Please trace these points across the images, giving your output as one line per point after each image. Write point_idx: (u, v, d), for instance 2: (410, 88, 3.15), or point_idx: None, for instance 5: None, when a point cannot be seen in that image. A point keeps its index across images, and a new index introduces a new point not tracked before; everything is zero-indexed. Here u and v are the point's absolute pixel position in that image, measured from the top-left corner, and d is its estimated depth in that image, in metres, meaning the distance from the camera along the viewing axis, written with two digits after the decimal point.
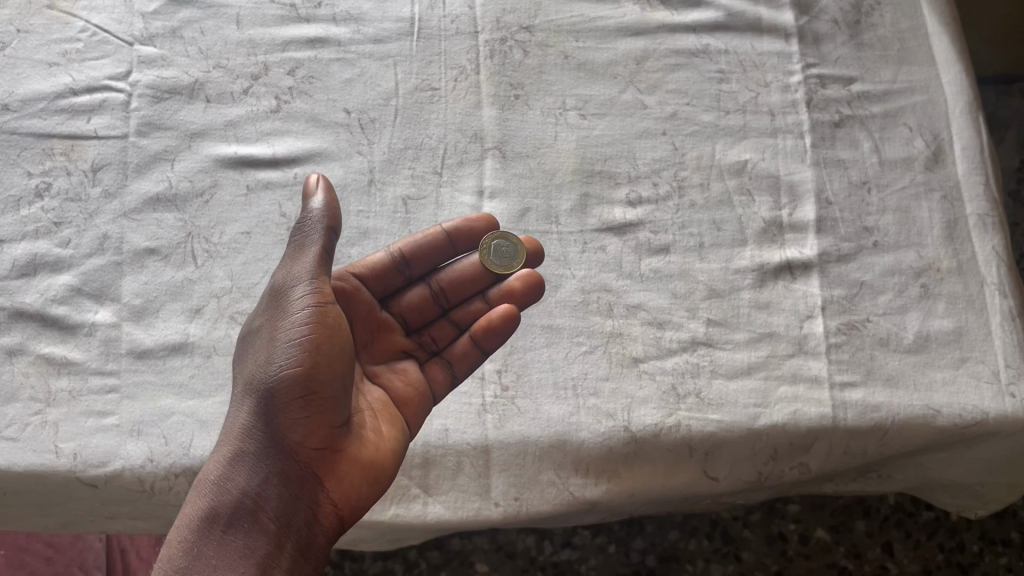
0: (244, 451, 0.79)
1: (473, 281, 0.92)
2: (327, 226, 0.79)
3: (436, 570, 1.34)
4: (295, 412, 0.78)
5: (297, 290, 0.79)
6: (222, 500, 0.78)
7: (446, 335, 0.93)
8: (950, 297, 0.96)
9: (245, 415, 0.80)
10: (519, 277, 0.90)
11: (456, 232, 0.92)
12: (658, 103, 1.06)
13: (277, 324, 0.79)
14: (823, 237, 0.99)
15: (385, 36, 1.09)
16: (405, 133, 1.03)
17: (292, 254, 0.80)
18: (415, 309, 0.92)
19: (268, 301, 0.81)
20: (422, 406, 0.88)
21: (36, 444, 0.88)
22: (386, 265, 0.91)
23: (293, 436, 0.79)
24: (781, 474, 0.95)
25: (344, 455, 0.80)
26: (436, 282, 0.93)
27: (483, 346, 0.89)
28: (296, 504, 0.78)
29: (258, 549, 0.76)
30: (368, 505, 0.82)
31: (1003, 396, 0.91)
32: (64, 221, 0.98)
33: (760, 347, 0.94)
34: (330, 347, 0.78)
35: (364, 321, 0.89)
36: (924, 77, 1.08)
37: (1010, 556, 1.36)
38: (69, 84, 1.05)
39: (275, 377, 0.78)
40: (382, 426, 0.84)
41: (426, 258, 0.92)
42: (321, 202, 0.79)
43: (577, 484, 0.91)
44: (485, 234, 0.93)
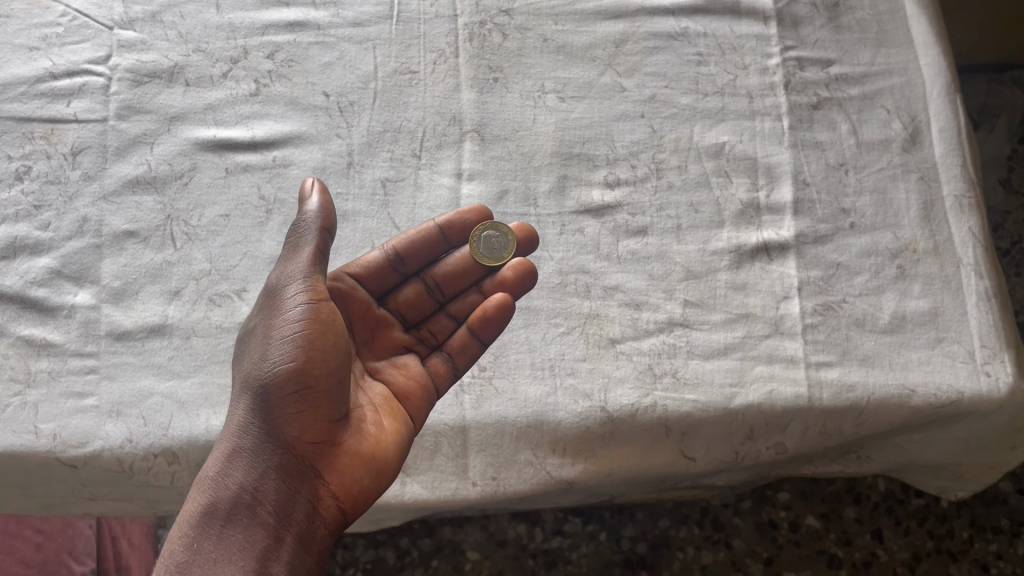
0: (243, 446, 0.79)
1: (467, 273, 0.93)
2: (321, 228, 0.80)
3: (427, 557, 1.35)
4: (292, 405, 0.78)
5: (290, 287, 0.79)
6: (219, 496, 0.77)
7: (444, 328, 0.93)
8: (926, 278, 0.96)
9: (243, 412, 0.80)
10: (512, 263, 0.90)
11: (447, 226, 0.92)
12: (636, 86, 1.07)
13: (271, 322, 0.79)
14: (800, 218, 1.00)
15: (364, 20, 1.09)
16: (383, 117, 1.04)
17: (286, 255, 0.81)
18: (412, 304, 0.93)
19: (263, 301, 0.82)
20: (424, 399, 0.87)
21: (16, 425, 0.88)
22: (382, 263, 0.91)
23: (291, 431, 0.78)
24: (758, 454, 0.96)
25: (343, 448, 0.80)
26: (431, 276, 0.93)
27: (480, 336, 0.88)
28: (295, 498, 0.78)
29: (257, 542, 0.76)
30: (369, 499, 0.81)
31: (978, 375, 0.91)
32: (44, 204, 0.98)
33: (736, 327, 0.94)
34: (324, 342, 0.79)
35: (361, 319, 0.90)
36: (902, 60, 1.08)
37: (999, 543, 1.36)
38: (49, 68, 1.06)
39: (270, 373, 0.78)
40: (385, 421, 0.84)
41: (419, 255, 0.92)
42: (316, 204, 0.80)
43: (554, 464, 0.92)
44: (477, 226, 0.93)
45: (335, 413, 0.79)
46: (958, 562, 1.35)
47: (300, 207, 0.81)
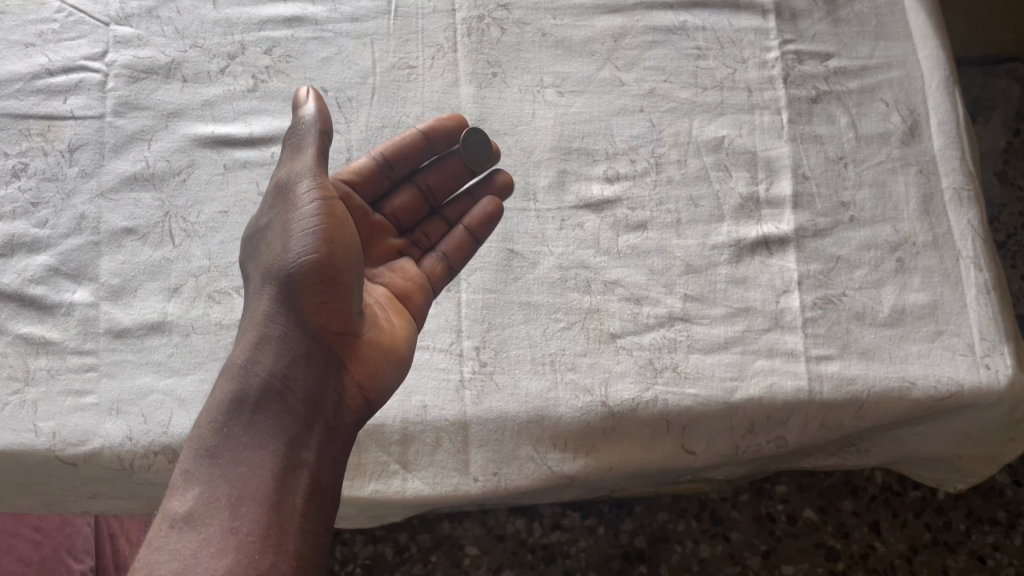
0: (268, 334, 0.78)
1: (455, 178, 0.96)
2: (320, 131, 0.78)
3: (428, 552, 1.35)
4: (317, 295, 0.77)
5: (303, 183, 0.78)
6: (248, 382, 0.76)
7: (436, 231, 0.96)
8: (925, 270, 0.96)
9: (268, 299, 0.78)
10: (486, 155, 0.95)
11: (430, 131, 0.92)
12: (635, 80, 1.06)
13: (287, 216, 0.78)
14: (799, 212, 1.00)
15: (362, 15, 1.09)
16: (382, 112, 1.03)
17: (287, 157, 0.80)
18: (407, 208, 0.94)
19: (272, 200, 0.80)
20: (425, 298, 0.90)
21: (15, 423, 0.88)
22: (373, 171, 0.91)
23: (317, 321, 0.78)
24: (759, 448, 0.96)
25: (364, 340, 0.81)
26: (423, 181, 0.95)
27: (477, 232, 0.94)
28: (322, 387, 0.78)
29: (287, 428, 0.75)
30: (386, 391, 0.83)
31: (977, 368, 0.92)
32: (42, 201, 0.98)
33: (736, 322, 0.94)
34: (343, 233, 0.78)
35: (359, 222, 0.90)
36: (901, 53, 1.08)
37: (996, 534, 1.37)
38: (45, 65, 1.05)
39: (293, 263, 0.76)
40: (394, 318, 0.86)
41: (408, 160, 0.93)
42: (313, 109, 0.79)
43: (555, 458, 0.92)
44: (459, 131, 0.94)
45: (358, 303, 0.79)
46: (956, 554, 1.36)
47: (296, 111, 0.80)
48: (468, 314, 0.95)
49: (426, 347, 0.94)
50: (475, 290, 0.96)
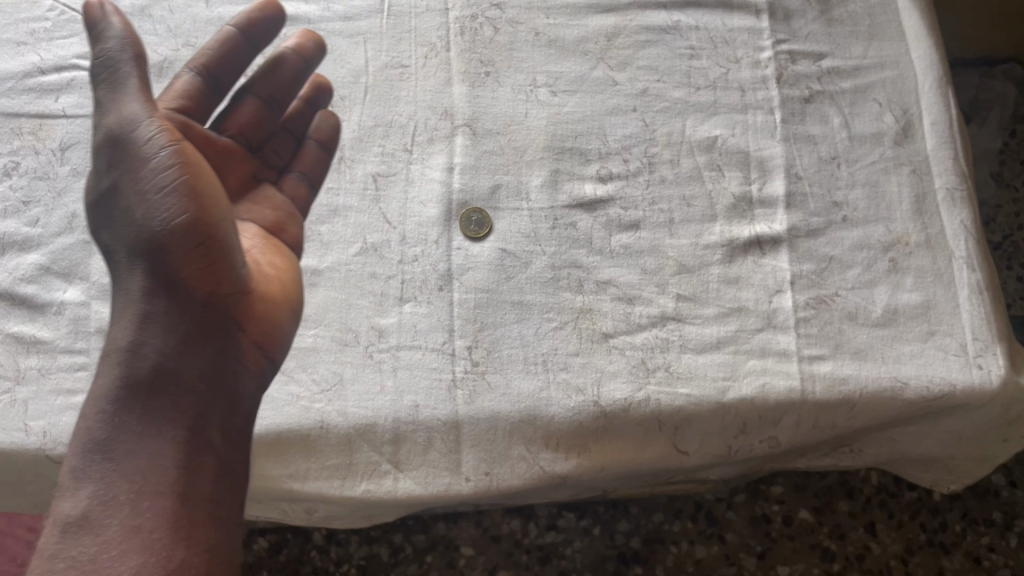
0: (149, 311, 0.72)
1: (290, 80, 0.89)
2: (133, 53, 0.72)
3: (422, 553, 1.35)
4: (197, 259, 0.71)
5: (142, 127, 0.70)
6: (136, 367, 0.71)
7: (283, 146, 0.92)
8: (918, 270, 0.96)
9: (145, 271, 0.73)
10: (315, 49, 0.90)
11: (247, 27, 0.83)
12: (628, 80, 1.06)
13: (137, 169, 0.71)
14: (792, 212, 0.99)
15: (355, 14, 1.08)
16: (375, 111, 1.03)
17: (110, 97, 0.71)
18: (254, 124, 0.87)
19: (109, 154, 0.72)
20: (295, 223, 0.89)
21: (5, 422, 0.88)
22: (204, 91, 0.82)
23: (202, 287, 0.73)
24: (751, 448, 0.96)
25: (255, 296, 0.78)
26: (259, 89, 0.87)
27: (326, 144, 0.95)
28: (220, 359, 0.74)
29: (186, 411, 0.71)
30: (286, 339, 0.82)
31: (970, 368, 0.91)
32: (33, 200, 0.98)
33: (729, 322, 0.94)
34: (209, 181, 0.72)
35: (208, 152, 0.82)
36: (894, 53, 1.08)
37: (992, 535, 1.37)
38: (37, 63, 1.05)
39: (160, 231, 0.70)
40: (275, 258, 0.84)
41: (231, 65, 0.83)
42: (119, 26, 0.71)
43: (547, 458, 0.92)
44: (279, 21, 0.85)
45: (243, 258, 0.76)
46: (952, 554, 1.36)
47: (98, 35, 0.71)
48: (461, 313, 0.94)
49: (419, 346, 0.93)
50: (467, 289, 0.95)
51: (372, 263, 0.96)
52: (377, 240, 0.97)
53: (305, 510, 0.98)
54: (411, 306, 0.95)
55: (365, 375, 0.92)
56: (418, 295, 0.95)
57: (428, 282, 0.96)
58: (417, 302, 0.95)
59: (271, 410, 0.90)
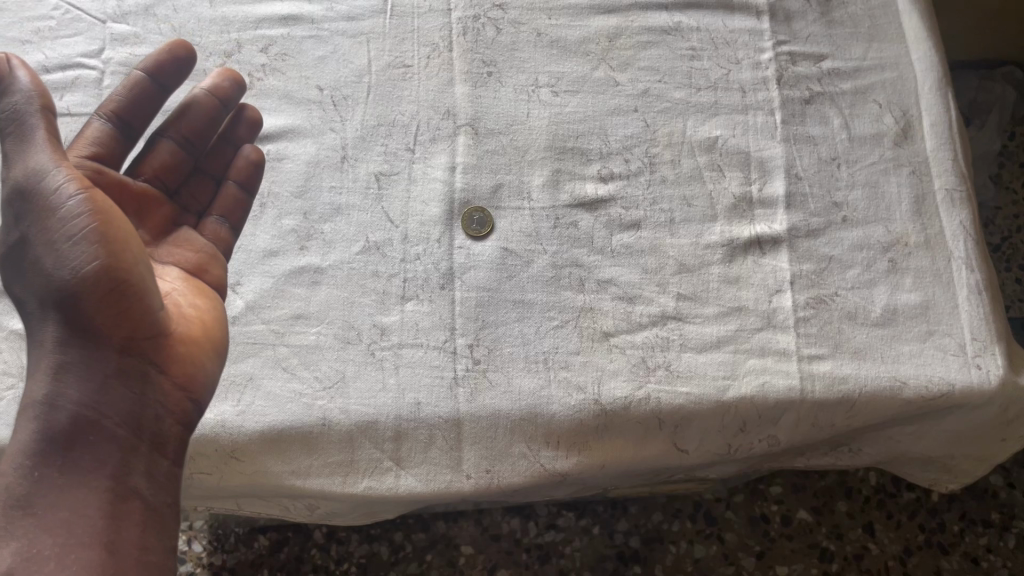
0: (65, 363, 0.74)
1: (209, 120, 0.91)
2: (39, 107, 0.74)
3: (423, 551, 1.36)
4: (111, 305, 0.73)
5: (48, 177, 0.73)
6: (54, 419, 0.72)
7: (206, 190, 0.93)
8: (917, 271, 0.97)
9: (58, 326, 0.74)
10: (231, 88, 0.93)
11: (157, 72, 0.86)
12: (629, 80, 1.07)
13: (45, 220, 0.73)
14: (793, 212, 1.00)
15: (358, 14, 1.09)
16: (377, 110, 1.04)
17: (16, 150, 0.74)
18: (168, 167, 0.90)
19: (17, 209, 0.74)
20: (217, 264, 0.89)
21: (9, 418, 0.88)
22: (111, 136, 0.84)
23: (117, 334, 0.74)
24: (749, 446, 0.97)
25: (174, 337, 0.78)
26: (175, 132, 0.90)
27: (247, 185, 0.94)
28: (142, 402, 0.75)
29: (109, 457, 0.72)
30: (210, 380, 0.81)
31: (969, 367, 0.92)
32: None
33: (729, 321, 0.95)
34: (119, 226, 0.74)
35: (121, 199, 0.85)
36: (894, 54, 1.08)
37: (990, 536, 1.37)
38: (42, 61, 1.05)
39: (71, 280, 0.72)
40: (199, 299, 0.84)
41: (141, 111, 0.86)
42: (25, 80, 0.74)
43: (547, 456, 0.92)
44: (189, 62, 0.87)
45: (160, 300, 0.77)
46: (950, 555, 1.36)
47: (6, 91, 0.74)
48: (462, 312, 0.95)
49: (420, 345, 0.94)
50: (469, 288, 0.96)
51: (374, 262, 0.97)
52: (379, 239, 0.98)
53: (305, 506, 0.98)
54: (413, 305, 0.95)
55: (367, 372, 0.92)
56: (421, 293, 0.96)
57: (429, 281, 0.96)
58: (419, 300, 0.96)
59: (274, 407, 0.90)
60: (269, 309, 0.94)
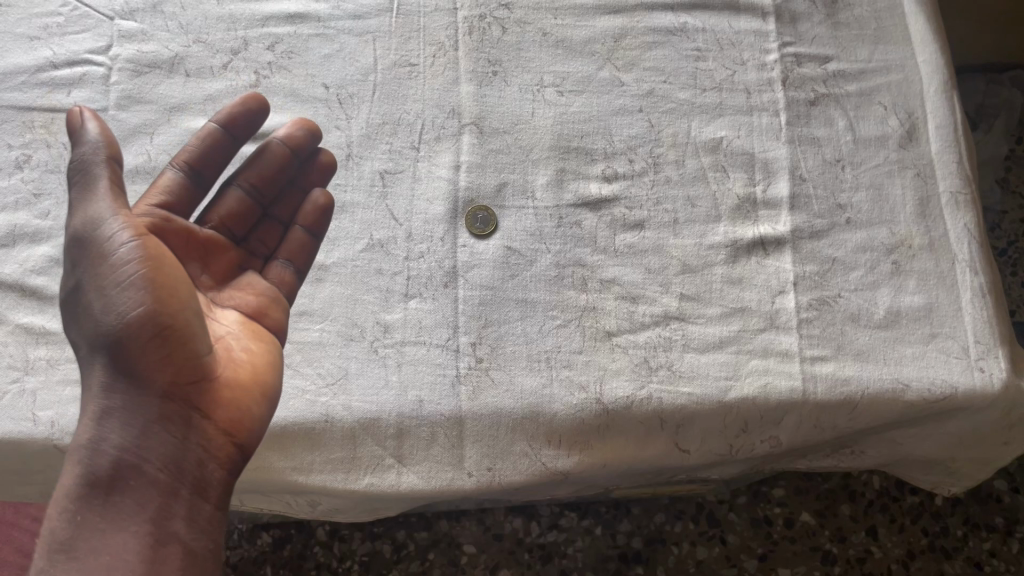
0: (111, 409, 0.75)
1: (279, 168, 0.90)
2: (106, 158, 0.75)
3: (425, 550, 1.36)
4: (156, 350, 0.74)
5: (105, 224, 0.74)
6: (96, 464, 0.73)
7: (273, 235, 0.91)
8: (921, 273, 0.97)
9: (104, 371, 0.76)
10: (304, 136, 0.91)
11: (229, 123, 0.85)
12: (634, 81, 1.07)
13: (100, 267, 0.74)
14: (796, 213, 1.00)
15: (364, 13, 1.09)
16: (383, 109, 1.04)
17: (80, 198, 0.75)
18: (237, 214, 0.89)
19: (74, 256, 0.76)
20: (277, 309, 0.88)
21: (14, 411, 0.89)
22: (182, 185, 0.84)
23: (162, 378, 0.75)
24: (752, 447, 0.97)
25: (219, 383, 0.78)
26: (244, 179, 0.89)
27: (315, 229, 0.92)
28: (183, 446, 0.75)
29: (149, 503, 0.73)
30: (261, 426, 0.81)
31: (972, 370, 0.92)
32: (44, 193, 0.99)
33: (731, 321, 0.95)
34: (167, 274, 0.75)
35: (188, 247, 0.84)
36: (900, 56, 1.08)
37: (994, 541, 1.37)
38: (50, 58, 1.06)
39: (119, 326, 0.74)
40: (253, 342, 0.83)
41: (213, 161, 0.86)
42: (93, 131, 0.75)
43: (549, 455, 0.93)
44: (261, 114, 0.87)
45: (206, 344, 0.77)
46: (953, 560, 1.36)
47: (74, 141, 0.75)
48: (466, 310, 0.95)
49: (424, 343, 0.94)
50: (473, 286, 0.96)
51: (378, 260, 0.97)
52: (383, 237, 0.98)
53: (308, 502, 0.99)
54: (416, 302, 0.96)
55: (370, 369, 0.92)
56: (424, 291, 0.96)
57: (433, 279, 0.97)
58: (423, 298, 0.96)
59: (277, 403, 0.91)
60: None
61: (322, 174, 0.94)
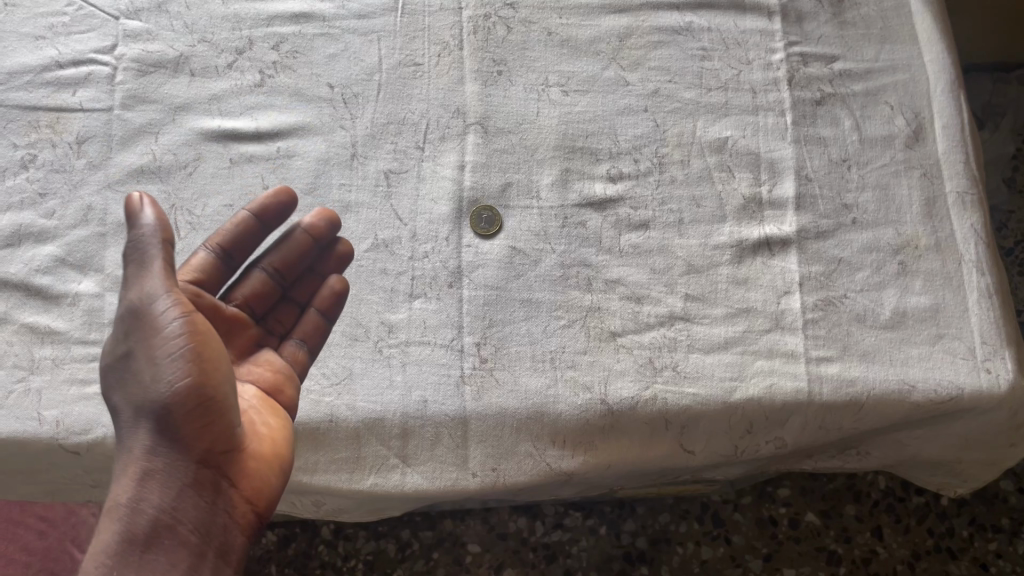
0: (153, 470, 0.74)
1: (301, 254, 0.90)
2: (163, 240, 0.73)
3: (429, 549, 1.36)
4: (198, 421, 0.74)
5: (159, 305, 0.72)
6: (134, 522, 0.73)
7: (289, 316, 0.90)
8: (927, 274, 0.97)
9: (146, 433, 0.75)
10: (328, 226, 0.91)
11: (262, 213, 0.86)
12: (640, 80, 1.07)
13: (152, 339, 0.73)
14: (802, 214, 1.00)
15: (369, 12, 1.09)
16: (388, 108, 1.04)
17: (134, 274, 0.73)
18: (257, 296, 0.88)
19: (126, 327, 0.74)
20: (292, 388, 0.86)
21: (19, 411, 0.90)
22: (210, 264, 0.84)
23: (200, 446, 0.75)
24: (757, 448, 0.96)
25: (247, 454, 0.79)
26: (267, 264, 0.88)
27: (330, 314, 0.90)
28: (212, 511, 0.75)
29: (181, 564, 0.73)
30: (278, 496, 0.81)
31: (978, 371, 0.92)
32: (49, 192, 0.99)
33: (737, 322, 0.95)
34: (212, 349, 0.74)
35: (212, 321, 0.83)
36: (907, 56, 1.08)
37: (1000, 542, 1.36)
38: (55, 57, 1.06)
39: (166, 396, 0.73)
40: (272, 417, 0.83)
41: (245, 247, 0.86)
42: (151, 217, 0.73)
43: (554, 455, 0.93)
44: (289, 207, 0.88)
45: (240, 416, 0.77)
46: (959, 560, 1.36)
47: (130, 223, 0.73)
48: (470, 310, 0.95)
49: (428, 343, 0.94)
50: (477, 286, 0.96)
51: (382, 259, 0.97)
52: (387, 237, 0.98)
53: (312, 502, 0.99)
54: (421, 302, 0.96)
55: (374, 369, 0.92)
56: (428, 291, 0.96)
57: (438, 279, 0.96)
58: (427, 298, 0.96)
59: None
60: None
61: (342, 262, 0.93)
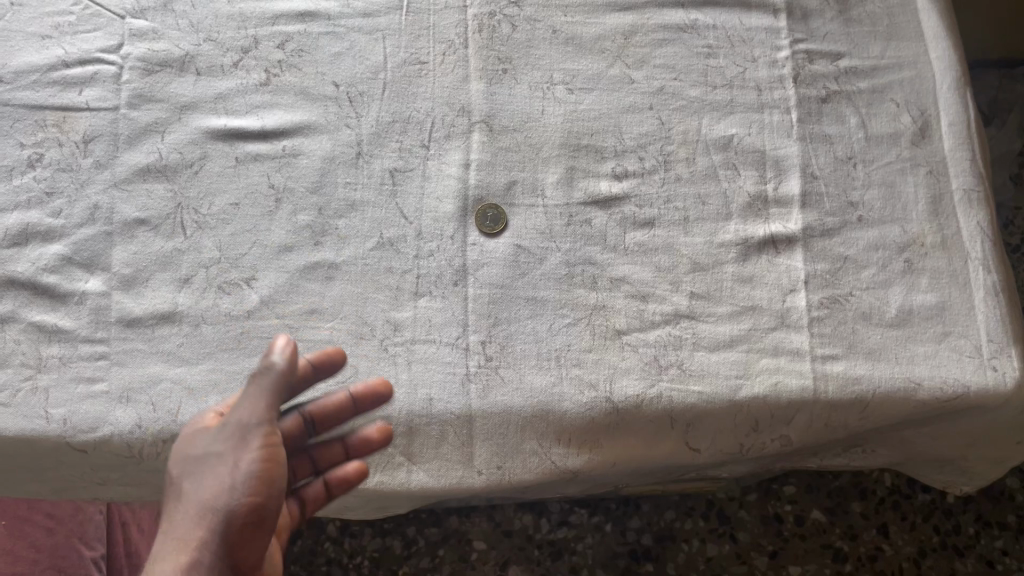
0: (193, 567, 0.71)
1: (337, 414, 0.85)
2: (285, 381, 0.76)
3: (435, 546, 1.36)
4: (248, 539, 0.73)
5: (260, 424, 0.75)
6: None
7: (302, 473, 0.86)
8: (933, 271, 0.96)
9: (201, 530, 0.72)
10: (375, 396, 0.86)
11: (316, 364, 0.81)
12: (645, 78, 1.06)
13: (240, 455, 0.74)
14: (808, 212, 1.00)
15: (374, 11, 1.08)
16: (393, 107, 1.04)
17: (255, 381, 0.76)
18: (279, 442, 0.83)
19: (223, 436, 0.76)
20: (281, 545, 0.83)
21: (27, 409, 0.91)
22: None
23: (241, 559, 0.73)
24: (763, 446, 0.96)
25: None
26: (307, 412, 0.84)
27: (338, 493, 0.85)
28: None
29: None
30: None
31: (984, 369, 0.92)
32: (56, 191, 0.99)
33: (742, 320, 0.95)
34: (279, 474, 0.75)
35: None
36: (913, 53, 1.07)
37: (1006, 539, 1.36)
38: (62, 56, 1.06)
39: (234, 508, 0.72)
40: None
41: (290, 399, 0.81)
42: (281, 357, 0.76)
43: (559, 453, 0.93)
44: (339, 366, 0.83)
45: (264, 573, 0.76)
46: (965, 557, 1.36)
47: (262, 357, 0.76)
48: (475, 309, 0.95)
49: (433, 341, 0.94)
50: (483, 285, 0.96)
51: (388, 258, 0.97)
52: (393, 235, 0.98)
53: None
54: (426, 301, 0.96)
55: (380, 368, 0.93)
56: (433, 290, 0.96)
57: (443, 277, 0.97)
58: (432, 297, 0.96)
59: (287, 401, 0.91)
60: (283, 304, 0.95)
61: (372, 445, 0.86)
